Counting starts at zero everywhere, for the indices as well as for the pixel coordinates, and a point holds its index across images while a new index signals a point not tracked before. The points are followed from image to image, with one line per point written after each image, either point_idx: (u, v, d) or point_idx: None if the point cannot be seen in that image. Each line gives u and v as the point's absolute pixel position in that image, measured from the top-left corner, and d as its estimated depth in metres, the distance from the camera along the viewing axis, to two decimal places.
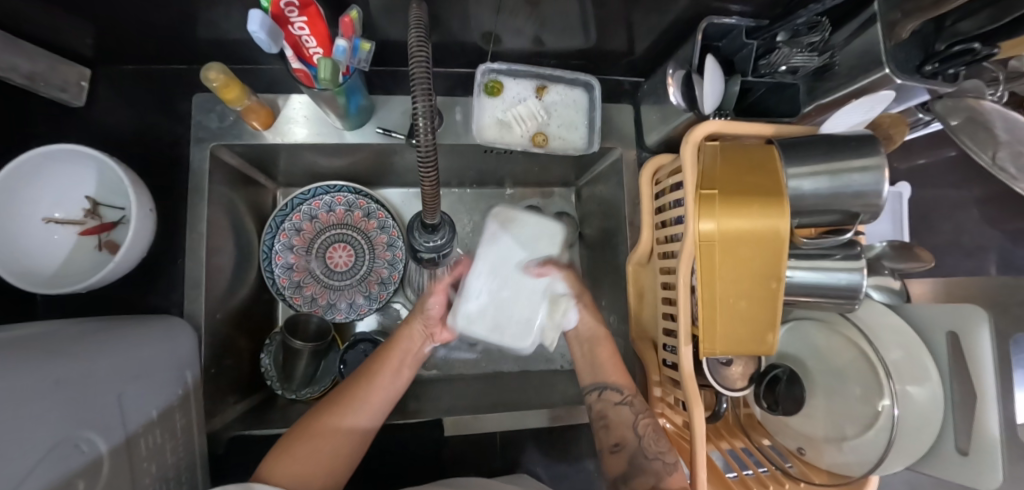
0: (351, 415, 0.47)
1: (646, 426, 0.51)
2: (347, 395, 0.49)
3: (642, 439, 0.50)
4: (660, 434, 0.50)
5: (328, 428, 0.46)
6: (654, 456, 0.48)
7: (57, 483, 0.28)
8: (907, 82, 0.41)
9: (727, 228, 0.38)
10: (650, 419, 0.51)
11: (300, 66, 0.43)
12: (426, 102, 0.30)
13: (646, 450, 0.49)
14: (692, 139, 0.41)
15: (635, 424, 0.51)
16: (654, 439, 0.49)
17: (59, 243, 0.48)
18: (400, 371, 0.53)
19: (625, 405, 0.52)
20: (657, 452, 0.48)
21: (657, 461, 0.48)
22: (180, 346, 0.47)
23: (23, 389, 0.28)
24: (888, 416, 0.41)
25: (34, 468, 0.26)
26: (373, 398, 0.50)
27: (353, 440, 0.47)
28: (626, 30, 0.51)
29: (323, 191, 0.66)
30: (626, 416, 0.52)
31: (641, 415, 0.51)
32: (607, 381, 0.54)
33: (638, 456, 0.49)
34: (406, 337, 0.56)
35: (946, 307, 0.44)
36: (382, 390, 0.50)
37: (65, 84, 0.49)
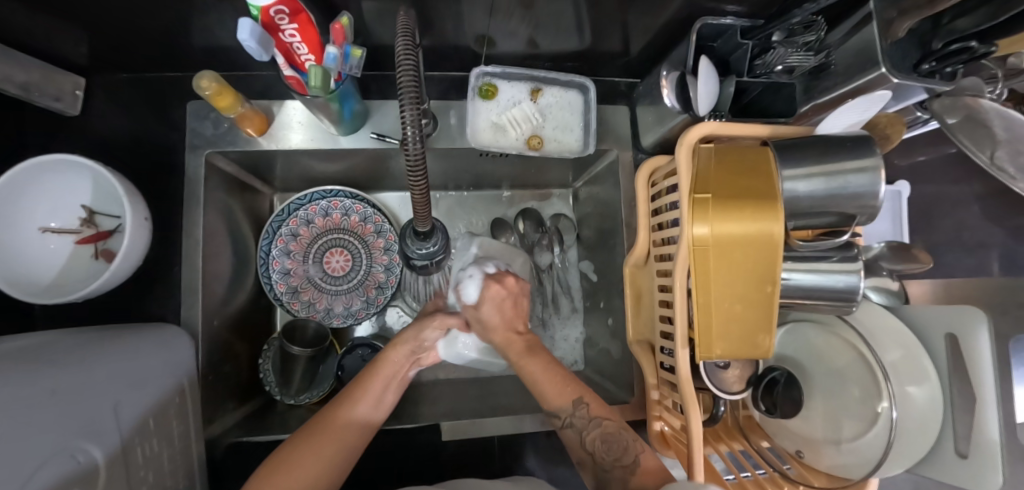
0: (333, 435, 0.44)
1: (594, 440, 0.46)
2: (328, 416, 0.46)
3: (596, 455, 0.45)
4: (612, 442, 0.45)
5: (307, 449, 0.42)
6: (611, 467, 0.44)
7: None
8: (902, 82, 0.41)
9: (721, 231, 0.37)
10: (597, 432, 0.46)
11: (292, 73, 0.44)
12: (414, 111, 0.30)
13: (603, 464, 0.45)
14: (686, 141, 0.41)
15: (584, 443, 0.46)
16: (606, 451, 0.45)
17: (55, 252, 0.48)
18: (384, 392, 0.50)
19: (569, 427, 0.48)
20: (615, 459, 0.44)
21: (616, 471, 0.43)
22: (176, 354, 0.47)
23: (14, 400, 0.28)
24: (887, 419, 0.41)
25: (29, 475, 0.26)
26: (355, 417, 0.46)
27: (336, 461, 0.43)
28: (620, 31, 0.51)
29: (319, 196, 0.66)
30: (574, 438, 0.47)
31: (587, 431, 0.46)
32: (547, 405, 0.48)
33: (600, 471, 0.45)
34: (390, 353, 0.53)
35: (945, 307, 0.43)
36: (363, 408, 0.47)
37: (60, 94, 0.47)
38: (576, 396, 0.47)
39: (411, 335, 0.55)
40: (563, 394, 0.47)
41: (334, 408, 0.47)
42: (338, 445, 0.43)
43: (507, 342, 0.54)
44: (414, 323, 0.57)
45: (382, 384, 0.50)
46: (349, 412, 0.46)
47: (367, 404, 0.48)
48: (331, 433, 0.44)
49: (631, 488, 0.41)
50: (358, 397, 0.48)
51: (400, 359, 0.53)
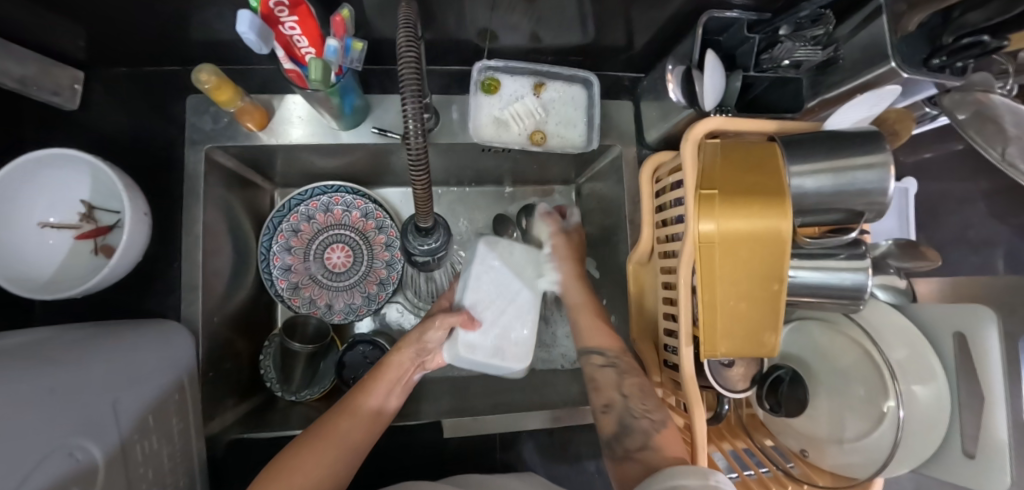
0: (333, 441, 0.43)
1: (631, 385, 0.48)
2: (330, 423, 0.45)
3: (629, 400, 0.47)
4: (648, 392, 0.47)
5: (308, 455, 0.41)
6: (640, 415, 0.45)
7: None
8: (912, 76, 0.41)
9: (727, 228, 0.37)
10: (636, 379, 0.48)
11: (292, 67, 0.43)
12: (415, 102, 0.29)
13: (633, 410, 0.46)
14: (691, 137, 0.40)
15: (620, 384, 0.48)
16: (640, 398, 0.46)
17: (54, 248, 0.48)
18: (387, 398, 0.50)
19: (610, 367, 0.50)
20: (644, 410, 0.45)
21: (644, 419, 0.45)
22: (176, 350, 0.47)
23: (10, 398, 0.27)
24: (893, 418, 0.41)
25: (27, 474, 0.26)
26: (357, 424, 0.46)
27: (337, 467, 0.42)
28: (624, 25, 0.50)
29: (320, 191, 0.66)
30: (611, 378, 0.49)
31: (626, 376, 0.49)
32: (592, 346, 0.53)
33: (625, 416, 0.46)
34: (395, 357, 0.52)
35: (956, 306, 0.42)
36: (365, 416, 0.47)
37: (58, 88, 0.48)
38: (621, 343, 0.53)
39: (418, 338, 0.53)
40: (608, 336, 0.53)
41: (337, 414, 0.46)
42: (338, 451, 0.43)
43: (570, 293, 0.59)
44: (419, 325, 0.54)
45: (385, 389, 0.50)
46: (351, 419, 0.46)
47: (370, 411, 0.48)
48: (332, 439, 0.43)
49: (649, 444, 0.42)
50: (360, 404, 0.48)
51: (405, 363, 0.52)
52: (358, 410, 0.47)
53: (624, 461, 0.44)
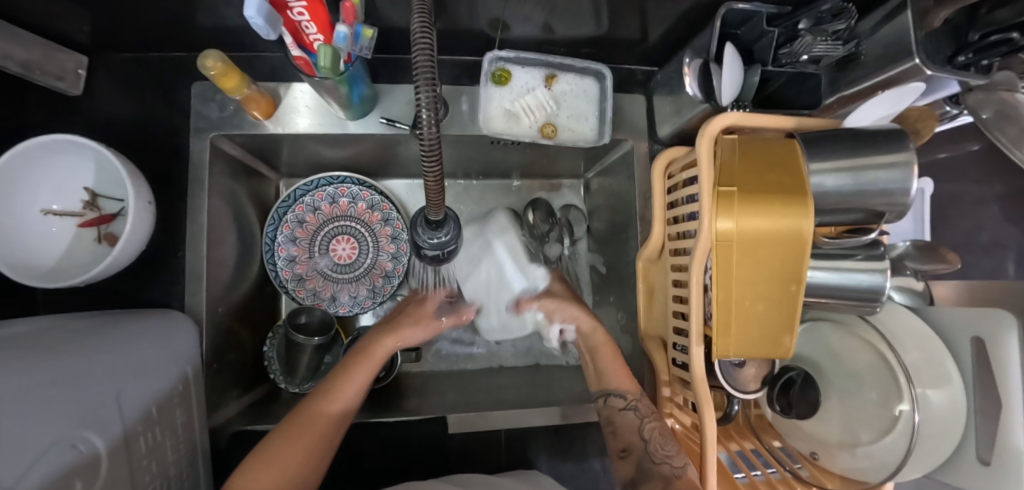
0: (308, 426, 0.43)
1: (652, 429, 0.47)
2: (307, 408, 0.45)
3: (649, 445, 0.46)
4: (668, 437, 0.47)
5: (281, 443, 0.41)
6: (661, 461, 0.45)
7: (56, 480, 0.27)
8: (937, 74, 0.39)
9: (746, 227, 0.36)
10: (657, 423, 0.48)
11: (300, 54, 0.41)
12: (429, 93, 0.29)
13: (653, 455, 0.45)
14: (709, 132, 0.39)
15: (642, 429, 0.47)
16: (660, 443, 0.46)
17: (57, 236, 0.47)
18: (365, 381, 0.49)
19: (631, 410, 0.49)
20: (664, 456, 0.45)
21: (665, 465, 0.44)
22: (180, 340, 0.46)
23: (10, 390, 0.27)
24: (907, 423, 0.40)
25: (29, 470, 0.25)
26: (332, 408, 0.45)
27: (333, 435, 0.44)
28: (639, 17, 0.49)
29: (326, 182, 0.65)
30: (632, 422, 0.49)
31: (647, 419, 0.48)
32: (611, 387, 0.52)
33: (646, 461, 0.45)
34: (375, 344, 0.53)
35: (972, 309, 0.42)
36: (342, 398, 0.46)
37: (62, 72, 0.46)
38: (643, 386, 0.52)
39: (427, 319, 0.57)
40: (628, 377, 0.52)
41: (312, 398, 0.46)
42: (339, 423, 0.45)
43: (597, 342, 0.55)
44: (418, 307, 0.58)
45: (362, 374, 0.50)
46: (327, 402, 0.45)
47: (346, 394, 0.47)
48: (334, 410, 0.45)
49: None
50: (337, 386, 0.47)
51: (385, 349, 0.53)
52: (336, 392, 0.47)
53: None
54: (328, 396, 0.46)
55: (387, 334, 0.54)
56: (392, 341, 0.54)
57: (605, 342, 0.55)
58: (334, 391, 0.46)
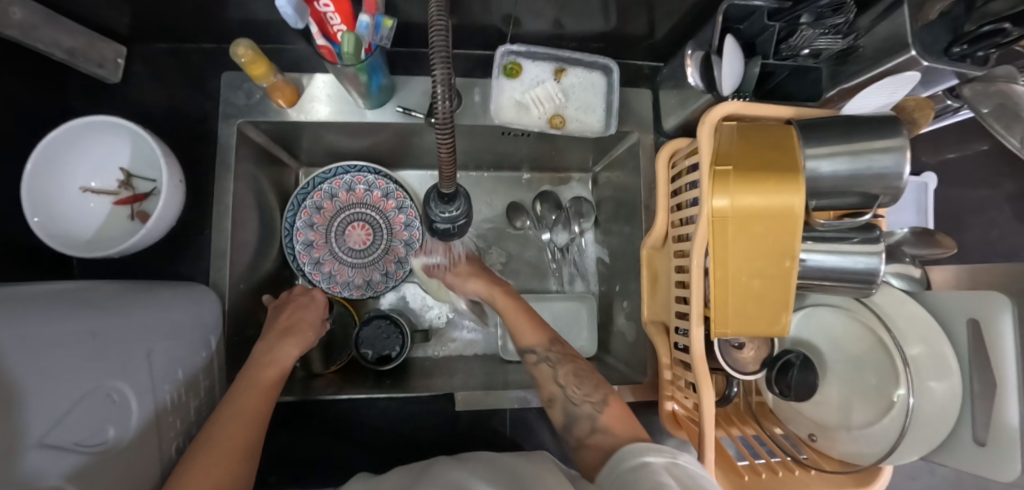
0: (227, 448, 0.38)
1: (566, 375, 0.50)
2: (213, 432, 0.39)
3: (566, 388, 0.49)
4: (584, 377, 0.49)
5: (198, 469, 0.35)
6: (581, 402, 0.47)
7: (85, 429, 0.30)
8: (933, 65, 0.41)
9: (741, 204, 0.37)
10: (569, 368, 0.50)
11: (324, 43, 0.44)
12: (445, 83, 0.31)
13: (573, 398, 0.48)
14: (709, 119, 0.40)
15: (557, 376, 0.50)
16: (578, 385, 0.49)
17: (94, 211, 0.51)
18: (271, 398, 0.45)
19: (544, 361, 0.52)
20: (584, 396, 0.47)
21: (586, 404, 0.47)
22: (205, 309, 0.49)
23: (55, 342, 0.30)
24: (903, 406, 0.41)
25: (58, 421, 0.28)
26: (248, 424, 0.40)
27: (253, 434, 0.40)
28: (645, 14, 0.51)
29: (344, 170, 0.67)
30: (547, 373, 0.51)
31: (559, 366, 0.51)
32: (525, 344, 0.54)
33: (568, 405, 0.48)
34: (275, 356, 0.49)
35: (971, 293, 0.42)
36: (252, 415, 0.41)
37: (103, 60, 0.51)
38: (551, 336, 0.54)
39: (300, 330, 0.53)
40: (538, 331, 0.55)
41: (224, 416, 0.41)
42: (256, 419, 0.41)
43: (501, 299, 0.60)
44: (299, 309, 0.56)
45: (268, 388, 0.45)
46: (240, 422, 0.40)
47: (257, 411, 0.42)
48: (246, 409, 0.42)
49: (597, 426, 0.45)
50: (245, 405, 0.42)
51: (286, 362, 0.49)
52: (245, 410, 0.42)
53: (578, 448, 0.45)
54: (239, 415, 0.41)
55: (289, 343, 0.51)
56: (294, 349, 0.51)
57: (508, 300, 0.60)
58: (242, 409, 0.41)
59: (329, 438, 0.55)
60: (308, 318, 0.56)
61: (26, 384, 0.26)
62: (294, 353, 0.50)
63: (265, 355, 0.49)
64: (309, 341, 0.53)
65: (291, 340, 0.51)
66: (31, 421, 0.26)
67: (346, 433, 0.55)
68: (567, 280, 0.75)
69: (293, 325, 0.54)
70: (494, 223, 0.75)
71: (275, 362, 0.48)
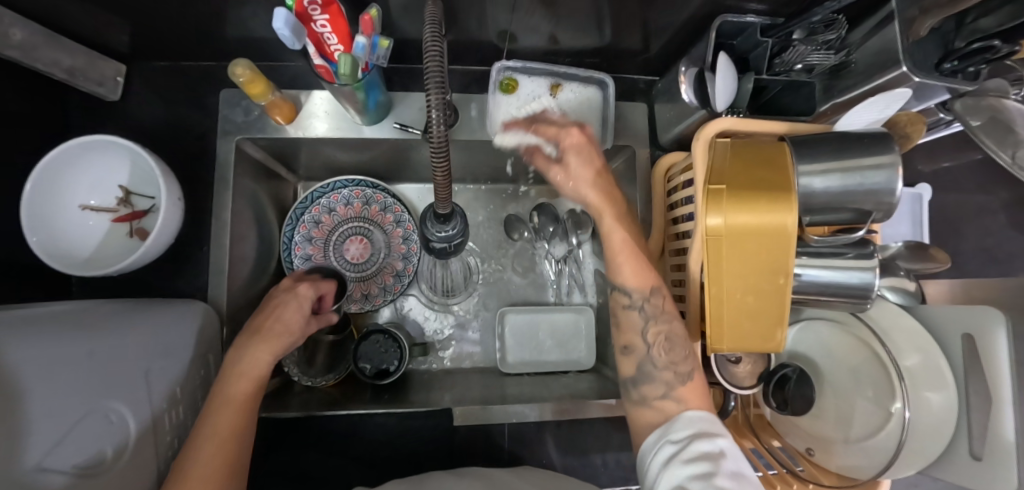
0: (203, 481, 0.36)
1: (659, 336, 0.44)
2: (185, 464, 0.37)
3: (652, 348, 0.44)
4: (674, 342, 0.44)
5: None
6: (665, 367, 0.43)
7: (85, 451, 0.31)
8: (924, 81, 0.41)
9: (734, 222, 0.38)
10: (664, 328, 0.44)
11: (322, 62, 0.45)
12: (439, 95, 0.30)
13: (656, 360, 0.43)
14: (704, 135, 0.42)
15: (645, 331, 0.45)
16: (666, 349, 0.44)
17: (93, 229, 0.51)
18: (252, 410, 0.42)
19: (636, 311, 0.45)
20: (668, 363, 0.43)
21: (667, 371, 0.43)
22: (205, 326, 0.49)
23: (51, 365, 0.30)
24: (900, 420, 0.41)
25: (55, 445, 0.28)
26: (223, 450, 0.38)
27: (232, 461, 0.38)
28: (639, 29, 0.52)
29: (342, 184, 0.68)
30: (635, 323, 0.45)
31: (653, 322, 0.44)
32: (624, 286, 0.46)
33: (647, 363, 0.44)
34: (244, 365, 0.42)
35: (965, 308, 0.42)
36: (227, 439, 0.39)
37: (102, 79, 0.52)
38: (655, 285, 0.46)
39: (281, 329, 0.45)
40: (642, 274, 0.46)
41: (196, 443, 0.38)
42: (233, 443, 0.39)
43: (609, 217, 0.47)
44: (281, 300, 0.47)
45: (242, 406, 0.41)
46: (214, 447, 0.38)
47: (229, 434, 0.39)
48: (219, 432, 0.39)
49: (669, 394, 0.42)
50: (217, 428, 0.39)
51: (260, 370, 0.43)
52: (218, 435, 0.39)
53: (640, 405, 0.44)
54: (212, 442, 0.38)
55: (260, 347, 0.43)
56: (267, 355, 0.43)
57: (620, 229, 0.46)
58: (215, 433, 0.39)
59: (329, 453, 0.55)
60: (287, 311, 0.47)
61: (18, 407, 0.27)
62: (268, 361, 0.43)
63: (234, 362, 0.43)
64: (288, 343, 0.46)
65: (262, 344, 0.44)
66: (26, 442, 0.26)
67: (344, 447, 0.55)
68: (565, 291, 0.75)
69: (268, 322, 0.46)
70: (490, 235, 0.75)
71: (246, 373, 0.42)
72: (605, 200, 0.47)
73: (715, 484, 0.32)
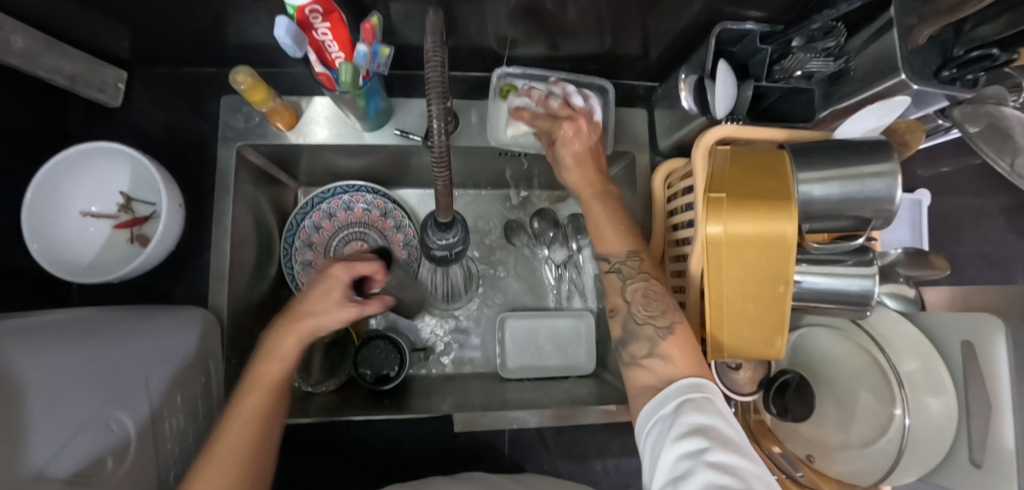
0: (217, 462, 0.34)
1: (638, 293, 0.45)
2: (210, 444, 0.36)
3: (631, 305, 0.45)
4: (652, 297, 0.44)
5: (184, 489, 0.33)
6: (644, 321, 0.44)
7: (87, 458, 0.31)
8: (923, 89, 0.42)
9: (734, 231, 0.38)
10: (642, 286, 0.45)
11: (323, 70, 0.45)
12: (440, 105, 0.31)
13: (635, 316, 0.44)
14: (703, 143, 0.43)
15: (625, 290, 0.46)
16: (644, 304, 0.44)
17: (95, 235, 0.51)
18: (281, 395, 0.40)
19: (616, 273, 0.47)
20: (647, 317, 0.44)
21: (647, 325, 0.43)
22: (207, 332, 0.49)
23: (52, 374, 0.31)
24: (899, 426, 0.41)
25: (58, 452, 0.29)
26: (244, 432, 0.36)
27: (250, 447, 0.36)
28: (638, 36, 0.52)
29: (343, 190, 0.68)
30: (616, 284, 0.47)
31: (630, 281, 0.46)
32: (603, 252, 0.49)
33: (629, 321, 0.45)
34: (273, 346, 0.41)
35: (963, 315, 0.43)
36: (249, 421, 0.37)
37: (103, 85, 0.52)
38: (634, 246, 0.48)
39: (306, 311, 0.40)
40: (621, 238, 0.48)
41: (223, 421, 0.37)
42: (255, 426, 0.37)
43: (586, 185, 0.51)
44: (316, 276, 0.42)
45: (268, 387, 0.39)
46: (235, 428, 0.37)
47: (249, 425, 0.37)
48: (243, 412, 0.37)
49: (654, 351, 0.42)
50: (242, 409, 0.38)
51: (287, 352, 0.41)
52: (242, 415, 0.37)
53: (630, 365, 0.44)
54: (237, 422, 0.37)
55: (287, 329, 0.41)
56: (291, 338, 0.40)
57: (595, 192, 0.50)
58: (239, 413, 0.37)
59: (329, 460, 0.55)
60: (317, 289, 0.41)
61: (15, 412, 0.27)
62: (293, 343, 0.40)
63: (266, 344, 0.41)
64: (315, 326, 0.40)
65: (289, 326, 0.41)
66: (26, 446, 0.26)
67: (345, 454, 0.55)
68: (565, 296, 0.75)
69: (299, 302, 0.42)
70: (490, 239, 0.75)
71: (273, 355, 0.40)
72: (584, 177, 0.51)
73: (706, 461, 0.31)
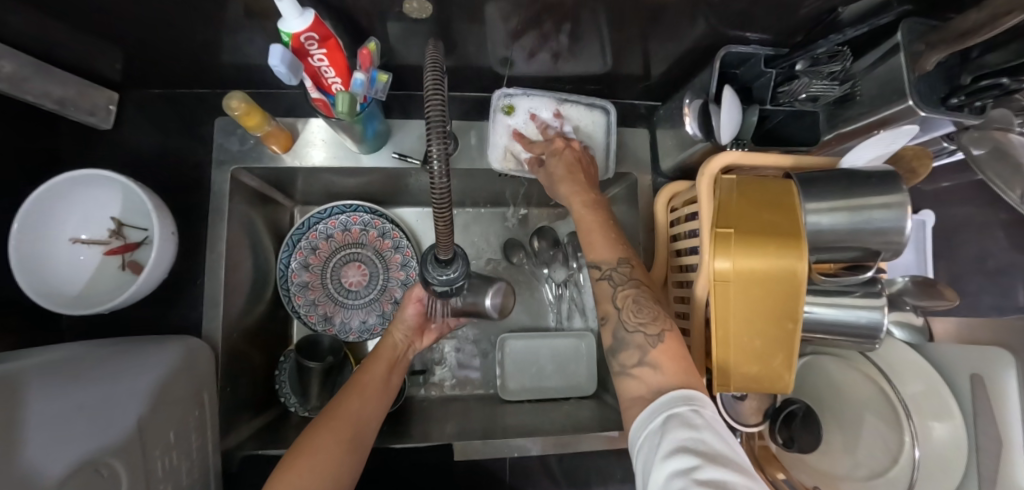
0: (346, 414, 0.46)
1: (627, 299, 0.44)
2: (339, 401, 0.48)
3: (622, 311, 0.44)
4: (642, 304, 0.44)
5: (324, 428, 0.44)
6: (635, 329, 0.43)
7: None
8: (930, 115, 0.40)
9: (742, 266, 0.37)
10: (632, 291, 0.45)
11: (319, 95, 0.44)
12: (439, 127, 0.28)
13: (626, 323, 0.43)
14: (708, 172, 0.42)
15: (616, 297, 0.45)
16: (634, 310, 0.44)
17: (85, 263, 0.50)
18: (389, 378, 0.54)
19: (607, 280, 0.46)
20: (637, 324, 0.43)
21: (638, 333, 0.42)
22: (198, 365, 0.48)
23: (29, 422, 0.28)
24: (908, 457, 0.40)
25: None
26: (364, 396, 0.49)
27: (368, 408, 0.49)
28: (640, 57, 0.51)
29: (339, 210, 0.67)
30: (606, 291, 0.46)
31: (621, 286, 0.45)
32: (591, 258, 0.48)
33: (619, 329, 0.43)
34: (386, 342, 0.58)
35: (971, 348, 0.43)
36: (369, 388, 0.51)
37: (94, 108, 0.50)
38: (625, 253, 0.47)
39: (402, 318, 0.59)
40: (609, 245, 0.47)
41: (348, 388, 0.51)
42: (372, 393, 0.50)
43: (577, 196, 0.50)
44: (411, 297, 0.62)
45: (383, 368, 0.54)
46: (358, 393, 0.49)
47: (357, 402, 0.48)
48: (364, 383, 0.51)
49: (643, 360, 0.41)
50: (363, 380, 0.51)
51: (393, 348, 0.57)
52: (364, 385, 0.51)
53: (619, 374, 0.42)
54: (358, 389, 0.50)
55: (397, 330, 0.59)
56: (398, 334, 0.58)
57: (586, 203, 0.50)
58: (361, 383, 0.51)
59: None
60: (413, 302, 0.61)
61: (9, 462, 0.25)
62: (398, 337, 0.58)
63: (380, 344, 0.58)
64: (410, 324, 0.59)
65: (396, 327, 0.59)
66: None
67: None
68: (565, 315, 0.74)
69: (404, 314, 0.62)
70: (489, 257, 0.74)
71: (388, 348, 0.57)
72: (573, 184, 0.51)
73: (696, 479, 0.28)
